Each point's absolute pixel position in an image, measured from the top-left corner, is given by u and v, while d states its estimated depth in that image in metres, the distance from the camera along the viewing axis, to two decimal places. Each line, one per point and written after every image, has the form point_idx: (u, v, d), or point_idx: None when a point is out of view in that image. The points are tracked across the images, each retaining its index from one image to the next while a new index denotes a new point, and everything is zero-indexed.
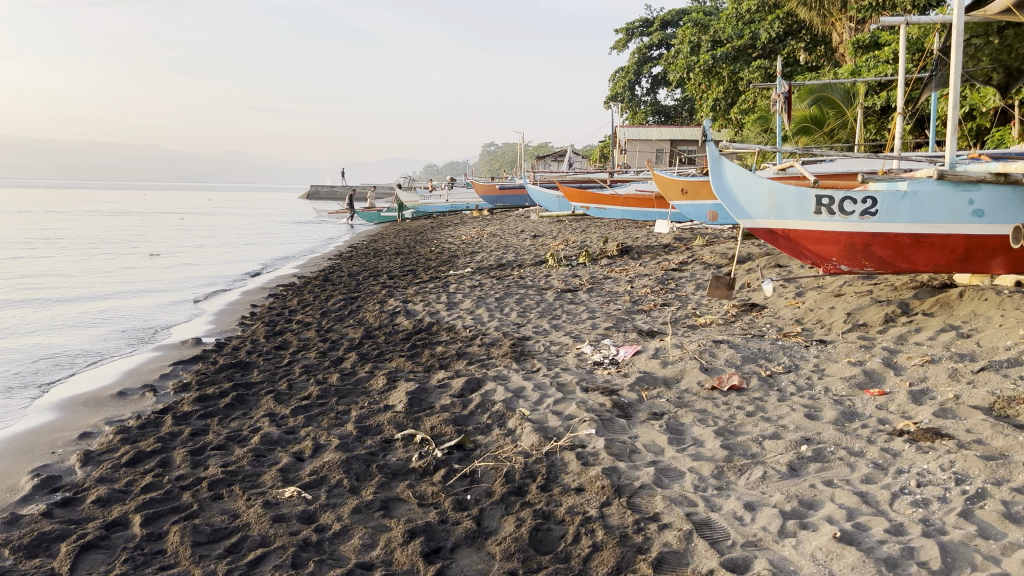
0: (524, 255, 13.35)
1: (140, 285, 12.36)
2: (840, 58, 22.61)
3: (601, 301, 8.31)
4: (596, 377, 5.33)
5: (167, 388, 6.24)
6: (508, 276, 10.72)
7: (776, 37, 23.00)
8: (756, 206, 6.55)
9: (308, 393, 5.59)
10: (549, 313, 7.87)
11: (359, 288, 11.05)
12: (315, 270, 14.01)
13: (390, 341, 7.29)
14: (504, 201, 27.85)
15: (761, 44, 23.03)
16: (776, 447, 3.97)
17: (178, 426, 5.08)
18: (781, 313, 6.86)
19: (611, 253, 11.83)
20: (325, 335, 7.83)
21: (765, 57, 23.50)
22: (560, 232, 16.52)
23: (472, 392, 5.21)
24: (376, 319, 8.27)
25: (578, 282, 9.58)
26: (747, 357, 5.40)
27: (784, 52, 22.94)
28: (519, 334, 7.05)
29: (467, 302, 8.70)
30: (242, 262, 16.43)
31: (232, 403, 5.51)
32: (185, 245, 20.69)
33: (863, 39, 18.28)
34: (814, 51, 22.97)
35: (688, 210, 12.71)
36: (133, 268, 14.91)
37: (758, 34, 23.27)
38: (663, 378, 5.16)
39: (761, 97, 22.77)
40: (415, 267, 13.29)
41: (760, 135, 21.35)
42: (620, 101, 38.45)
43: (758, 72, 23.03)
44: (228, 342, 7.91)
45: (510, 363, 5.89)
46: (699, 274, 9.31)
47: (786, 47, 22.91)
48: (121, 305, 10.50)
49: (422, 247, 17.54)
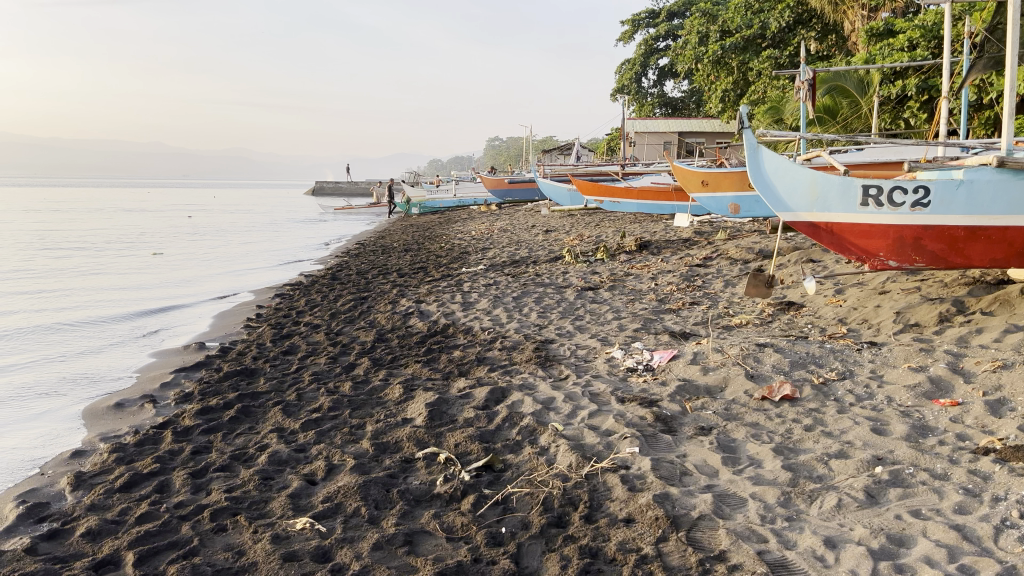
0: (538, 251, 12.92)
1: (142, 291, 11.97)
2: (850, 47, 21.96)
3: (625, 299, 7.87)
4: (632, 386, 4.90)
5: (168, 399, 5.82)
6: (523, 274, 10.28)
7: (785, 27, 22.31)
8: (797, 198, 6.08)
9: (319, 405, 5.17)
10: (570, 313, 7.43)
11: (368, 287, 10.62)
12: (322, 269, 13.61)
13: (403, 345, 6.87)
14: (513, 196, 27.40)
15: (770, 34, 22.39)
16: (846, 467, 3.53)
17: (178, 443, 4.67)
18: (822, 313, 6.42)
19: (629, 249, 11.39)
20: (335, 338, 7.40)
21: (775, 46, 22.92)
22: (573, 226, 16.08)
23: (497, 404, 4.78)
24: (388, 320, 7.85)
25: (598, 280, 9.14)
26: (795, 362, 4.96)
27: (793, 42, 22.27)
28: (541, 337, 6.62)
29: (483, 301, 8.26)
30: (248, 262, 16.03)
31: (237, 417, 5.09)
32: (190, 245, 20.32)
33: (876, 27, 17.43)
34: (824, 40, 22.32)
35: (708, 203, 12.25)
36: (137, 271, 14.56)
37: (767, 24, 22.64)
38: (705, 388, 4.73)
39: (771, 88, 22.23)
40: (425, 265, 12.85)
41: (771, 125, 20.83)
42: (626, 93, 37.88)
43: (767, 62, 22.45)
44: (233, 347, 7.50)
45: (536, 369, 5.47)
46: (726, 270, 8.87)
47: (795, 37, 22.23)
48: (123, 311, 10.12)
49: (431, 244, 17.13)
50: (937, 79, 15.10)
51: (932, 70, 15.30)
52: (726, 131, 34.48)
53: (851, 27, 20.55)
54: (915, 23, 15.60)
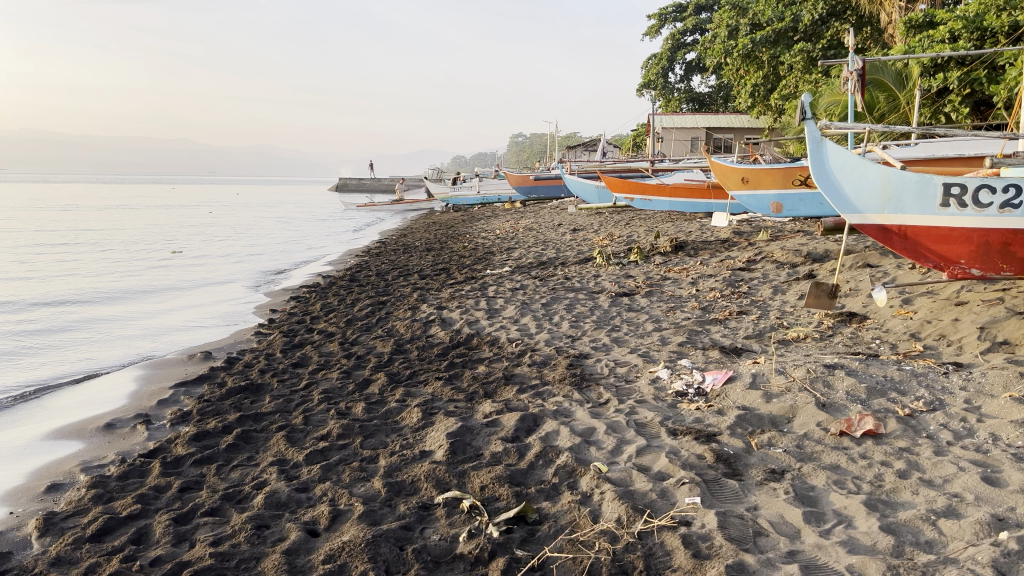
0: (567, 252, 12.29)
1: (155, 292, 11.50)
2: (887, 39, 20.91)
3: (665, 308, 7.23)
4: (683, 415, 4.27)
5: (164, 419, 5.27)
6: (552, 277, 9.65)
7: (818, 19, 21.34)
8: (866, 199, 5.40)
9: (327, 432, 4.59)
10: (606, 323, 6.80)
11: (388, 290, 10.06)
12: (341, 269, 13.11)
13: (423, 359, 6.28)
14: (538, 193, 26.73)
15: (802, 27, 21.47)
16: (959, 530, 2.88)
17: (166, 477, 4.11)
18: (890, 326, 5.74)
19: (664, 250, 10.74)
20: (349, 349, 6.83)
21: (808, 39, 21.99)
22: (602, 225, 15.42)
23: (529, 434, 4.17)
24: (407, 329, 7.27)
25: (633, 285, 8.51)
26: (873, 389, 4.29)
27: (826, 35, 21.26)
28: (574, 351, 6.00)
29: (510, 308, 7.65)
30: (266, 261, 15.53)
31: (235, 445, 4.53)
32: (209, 242, 19.95)
33: (916, 18, 16.24)
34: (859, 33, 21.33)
35: (749, 201, 11.56)
36: (153, 270, 14.16)
37: (800, 16, 21.74)
38: (771, 421, 4.09)
39: (802, 83, 21.43)
40: (448, 266, 12.28)
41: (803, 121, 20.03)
42: (652, 89, 37.04)
43: (799, 56, 21.54)
44: (240, 357, 6.95)
45: (571, 391, 4.85)
46: (773, 275, 8.19)
47: (829, 29, 21.20)
48: (132, 315, 9.67)
49: (455, 242, 16.58)
50: (982, 72, 14.19)
51: (975, 62, 14.40)
52: (755, 127, 33.58)
53: (887, 19, 19.50)
54: (955, 13, 14.59)
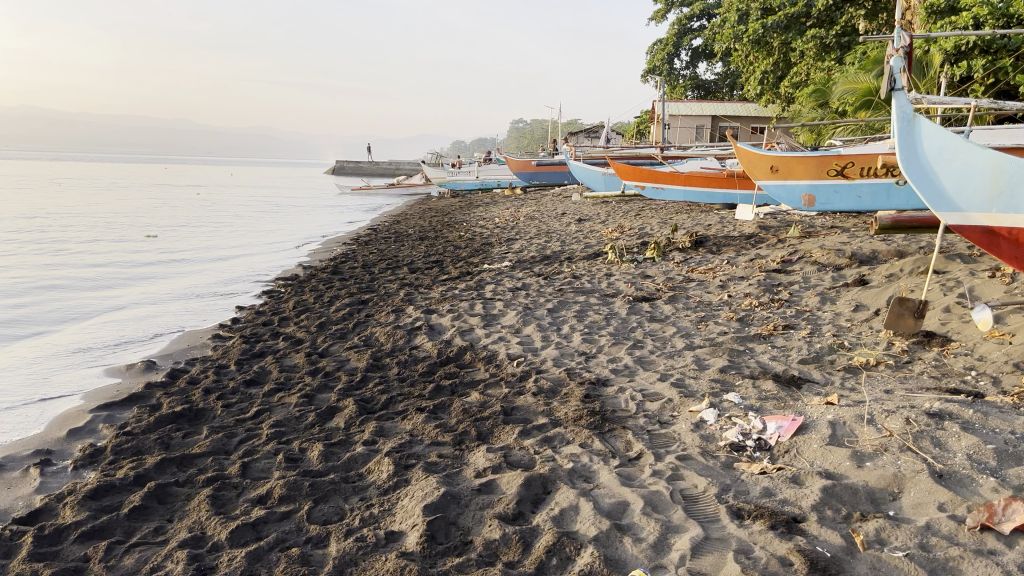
0: (574, 245, 11.15)
1: (115, 279, 10.33)
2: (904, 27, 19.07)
3: (694, 319, 6.10)
4: (748, 486, 3.13)
5: (69, 460, 4.15)
6: (557, 275, 8.51)
7: (831, 4, 19.87)
8: (968, 192, 4.23)
9: (268, 490, 3.45)
10: (625, 337, 5.67)
11: (372, 286, 8.91)
12: (326, 258, 11.98)
13: (403, 379, 5.14)
14: (540, 179, 25.49)
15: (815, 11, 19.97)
16: None
17: (37, 563, 2.99)
18: (985, 353, 4.60)
19: (683, 246, 9.60)
20: (317, 362, 5.70)
21: (821, 25, 20.54)
22: (610, 216, 14.28)
23: (539, 510, 3.03)
24: (388, 338, 6.13)
25: (652, 288, 7.38)
26: (1004, 452, 3.14)
27: (840, 21, 19.76)
28: (589, 373, 4.87)
29: (510, 314, 6.51)
30: (247, 246, 14.36)
31: (143, 507, 3.40)
32: (192, 224, 18.84)
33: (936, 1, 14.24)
34: (875, 19, 19.53)
35: (777, 191, 10.41)
36: (123, 252, 13.03)
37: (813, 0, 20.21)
38: (870, 500, 2.96)
39: (814, 70, 20.38)
40: (442, 257, 11.14)
41: (815, 110, 19.16)
42: (657, 75, 35.33)
43: (812, 42, 20.18)
44: (187, 369, 5.81)
45: (591, 438, 3.72)
46: (816, 280, 7.07)
47: (843, 15, 19.72)
48: (83, 305, 8.56)
49: (451, 231, 15.44)
50: (1009, 60, 12.86)
51: (1001, 50, 12.97)
52: (762, 116, 32.26)
53: (906, 4, 17.91)
54: None
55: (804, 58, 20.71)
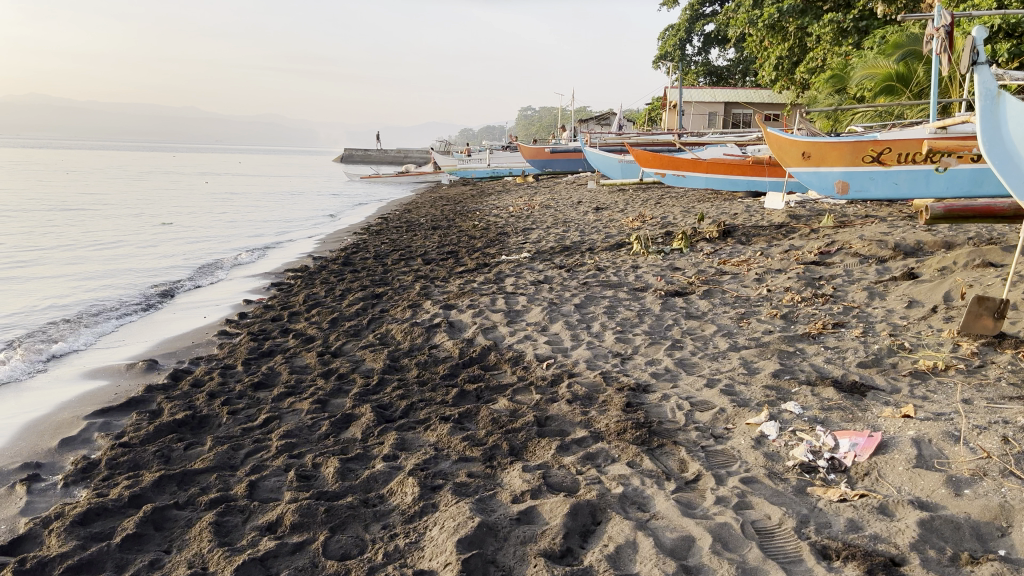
0: (593, 235, 10.71)
1: (119, 272, 9.96)
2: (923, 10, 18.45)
3: (734, 317, 5.67)
4: (831, 519, 2.71)
5: (60, 475, 3.77)
6: (579, 267, 8.10)
7: None
8: None
9: (278, 516, 3.06)
10: (661, 336, 5.26)
11: (386, 278, 8.51)
12: (336, 249, 11.60)
13: (424, 383, 4.74)
14: (554, 166, 24.99)
15: None
16: None
17: None
18: None
19: (710, 236, 9.17)
20: (329, 363, 5.31)
21: (838, 8, 19.94)
22: (629, 204, 13.83)
23: (591, 547, 2.63)
24: (406, 336, 5.73)
25: (683, 281, 6.96)
26: None
27: (858, 4, 19.17)
28: (627, 378, 4.45)
29: (534, 310, 6.10)
30: (256, 237, 13.98)
31: (138, 536, 3.01)
32: (200, 214, 18.48)
33: None
34: None
35: (808, 178, 9.95)
36: (130, 245, 12.72)
37: None
38: (978, 538, 2.54)
39: (831, 54, 19.80)
40: (457, 248, 10.73)
41: (831, 96, 18.50)
42: (669, 61, 34.59)
43: (829, 26, 19.60)
44: (192, 370, 5.43)
45: (640, 456, 3.32)
46: (859, 273, 6.62)
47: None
48: (83, 299, 8.21)
49: (464, 220, 15.03)
50: None
51: None
52: (777, 103, 31.58)
53: None
54: None
55: (821, 42, 20.13)
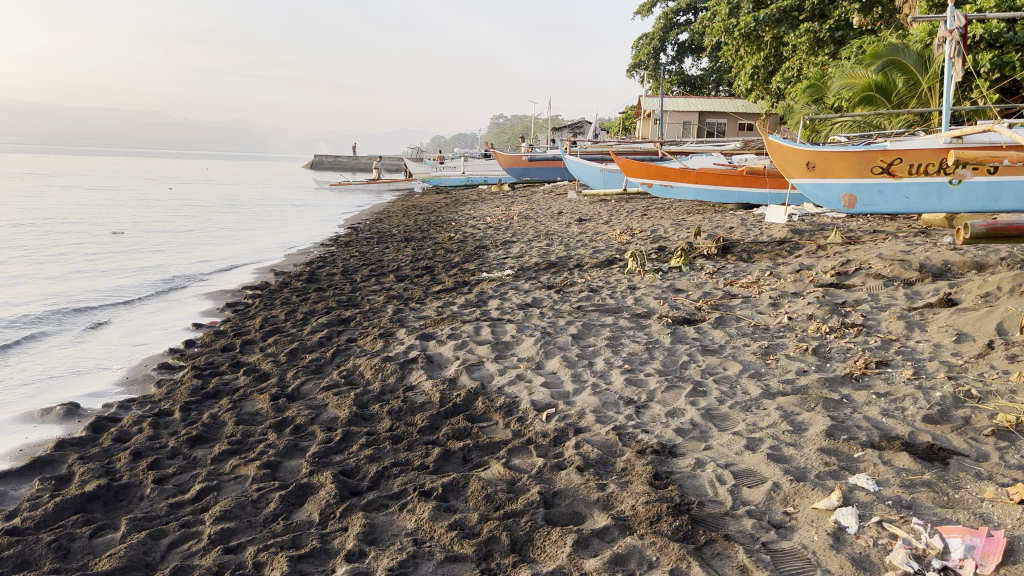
0: (580, 250, 9.93)
1: (57, 292, 8.96)
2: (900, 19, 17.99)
3: (758, 352, 4.90)
4: None
5: None
6: (569, 288, 7.29)
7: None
8: None
9: None
10: (677, 378, 4.46)
11: (355, 299, 7.63)
12: (301, 264, 10.67)
13: (398, 439, 3.90)
14: (531, 175, 24.21)
15: (807, 4, 18.78)
16: None
17: None
18: None
19: (709, 253, 8.43)
20: (285, 409, 4.45)
21: (815, 18, 19.33)
22: (613, 216, 13.10)
23: None
24: (376, 375, 4.88)
25: (690, 307, 6.19)
26: None
27: (834, 15, 18.60)
28: (648, 437, 3.64)
29: (525, 342, 5.28)
30: (215, 251, 12.98)
31: None
32: (157, 224, 17.39)
33: None
34: (870, 13, 18.42)
35: (813, 191, 9.32)
36: (76, 258, 11.71)
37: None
38: None
39: (807, 65, 19.23)
40: (432, 264, 9.88)
41: (808, 106, 17.79)
42: (643, 69, 33.94)
43: (804, 37, 19.00)
44: (119, 418, 4.53)
45: (686, 563, 2.53)
46: (887, 299, 5.90)
47: (837, 9, 18.56)
48: (11, 325, 7.23)
49: (439, 231, 14.16)
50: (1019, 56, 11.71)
51: (1009, 44, 11.83)
52: (751, 112, 31.09)
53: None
54: None
55: (797, 53, 19.54)
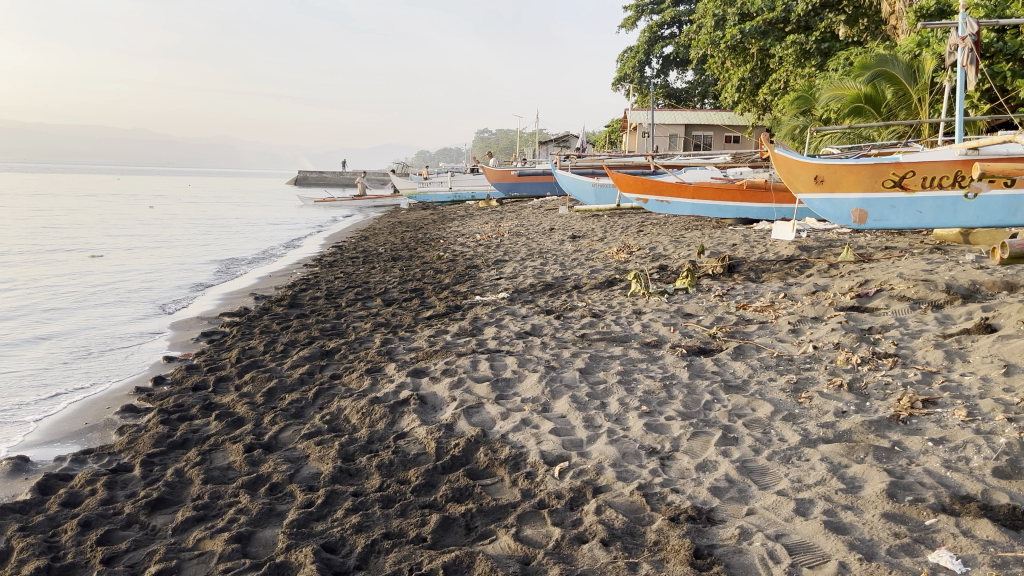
0: (578, 269, 9.46)
1: (22, 323, 8.37)
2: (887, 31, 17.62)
3: (788, 389, 4.41)
4: None
5: None
6: (570, 313, 6.79)
7: (810, 9, 18.29)
8: None
9: None
10: (702, 422, 3.96)
11: (339, 327, 7.09)
12: (283, 287, 10.11)
13: (389, 503, 3.37)
14: (520, 189, 23.75)
15: (793, 16, 18.38)
16: None
17: None
18: None
19: (716, 273, 7.97)
20: (261, 463, 3.92)
21: (802, 30, 18.94)
22: (608, 232, 12.63)
23: None
24: (364, 421, 4.36)
25: (703, 334, 5.70)
26: None
27: (819, 27, 18.21)
28: (679, 499, 3.15)
29: (528, 379, 4.78)
30: (194, 273, 12.38)
31: None
32: (135, 245, 16.77)
33: (927, 5, 12.67)
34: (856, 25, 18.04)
35: (820, 207, 8.89)
36: (46, 284, 11.11)
37: (791, 4, 18.58)
38: None
39: (795, 77, 18.84)
40: (422, 285, 9.36)
41: (796, 117, 17.41)
42: (629, 82, 33.60)
43: (791, 48, 18.63)
44: (71, 476, 3.97)
45: None
46: (916, 324, 5.43)
47: (823, 20, 18.19)
48: None
49: (427, 250, 13.64)
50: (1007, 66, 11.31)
51: (998, 53, 11.43)
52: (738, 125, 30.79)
53: (890, 8, 16.38)
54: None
55: (783, 65, 19.16)
